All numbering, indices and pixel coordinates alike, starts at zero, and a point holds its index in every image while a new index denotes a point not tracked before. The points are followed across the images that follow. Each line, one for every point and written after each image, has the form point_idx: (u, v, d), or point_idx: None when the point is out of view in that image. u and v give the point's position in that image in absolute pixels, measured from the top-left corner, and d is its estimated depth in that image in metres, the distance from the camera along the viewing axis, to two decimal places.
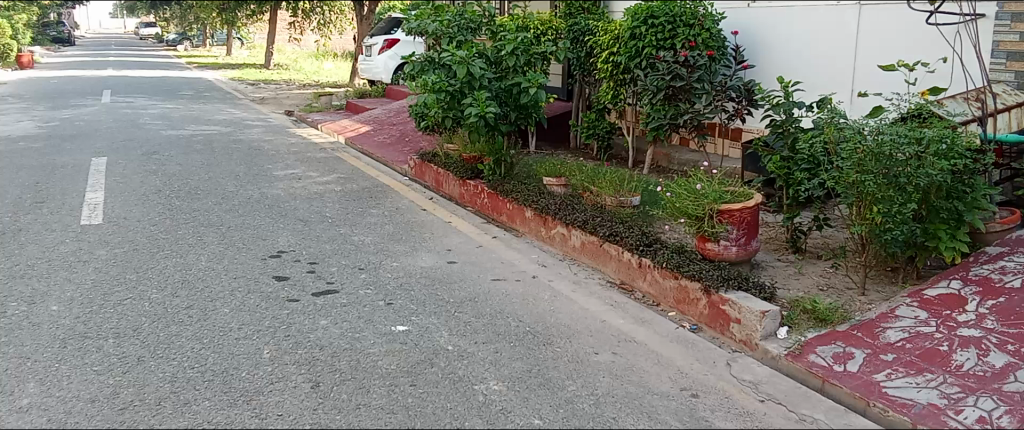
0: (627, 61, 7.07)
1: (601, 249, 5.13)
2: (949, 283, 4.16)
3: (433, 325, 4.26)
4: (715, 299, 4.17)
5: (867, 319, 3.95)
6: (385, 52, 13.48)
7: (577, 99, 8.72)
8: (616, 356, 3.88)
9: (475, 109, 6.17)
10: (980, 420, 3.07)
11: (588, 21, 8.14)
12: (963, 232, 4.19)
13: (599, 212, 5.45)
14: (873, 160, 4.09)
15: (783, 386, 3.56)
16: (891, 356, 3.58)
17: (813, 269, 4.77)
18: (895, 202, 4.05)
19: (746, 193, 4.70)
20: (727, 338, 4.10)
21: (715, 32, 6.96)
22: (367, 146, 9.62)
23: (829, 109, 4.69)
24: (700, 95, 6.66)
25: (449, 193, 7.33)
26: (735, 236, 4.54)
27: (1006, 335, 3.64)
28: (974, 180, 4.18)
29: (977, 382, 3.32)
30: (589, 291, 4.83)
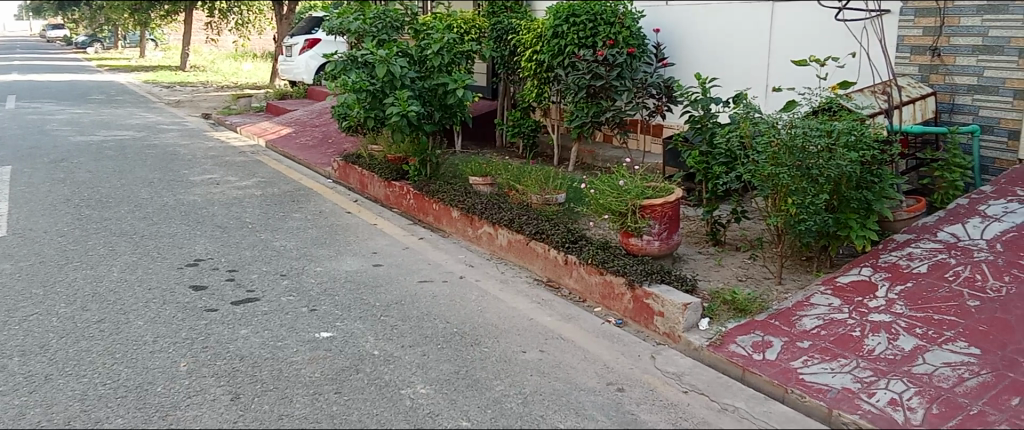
0: (550, 59, 7.10)
1: (527, 247, 5.14)
2: (860, 270, 4.31)
3: (358, 331, 4.19)
4: (639, 293, 4.23)
5: (784, 308, 4.06)
6: (306, 52, 13.19)
7: (502, 97, 8.72)
8: (543, 354, 3.89)
9: (396, 109, 6.09)
10: (891, 402, 3.16)
11: (511, 20, 8.12)
12: (873, 221, 4.36)
13: (524, 211, 5.46)
14: (787, 154, 4.21)
15: (705, 377, 3.64)
16: (807, 343, 3.69)
17: (732, 261, 4.89)
18: (807, 193, 4.20)
19: (667, 187, 4.76)
20: (652, 331, 4.17)
21: (636, 30, 7.01)
22: (288, 149, 9.41)
23: (745, 104, 4.79)
24: (620, 92, 6.78)
25: (374, 195, 7.24)
26: (658, 230, 4.61)
27: (914, 318, 3.77)
28: (882, 171, 4.34)
29: (887, 365, 3.43)
30: (516, 289, 4.84)
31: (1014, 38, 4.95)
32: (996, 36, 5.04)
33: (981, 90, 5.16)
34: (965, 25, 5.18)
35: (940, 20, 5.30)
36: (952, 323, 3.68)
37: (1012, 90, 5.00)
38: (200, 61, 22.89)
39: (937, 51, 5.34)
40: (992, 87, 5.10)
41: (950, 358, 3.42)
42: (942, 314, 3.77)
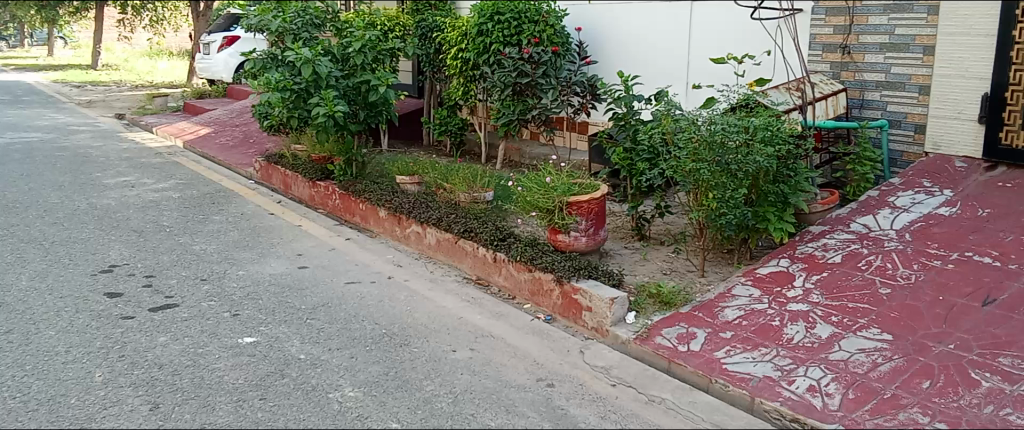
0: (475, 57, 7.10)
1: (456, 246, 5.12)
2: (778, 261, 4.45)
3: (283, 335, 4.10)
4: (568, 289, 4.26)
5: (707, 299, 4.16)
6: (225, 49, 12.89)
7: (428, 95, 8.66)
8: (473, 352, 3.88)
9: (323, 109, 5.99)
10: (810, 388, 3.27)
11: (435, 17, 8.10)
12: (789, 213, 4.50)
13: (452, 209, 5.44)
14: (707, 149, 4.32)
15: (633, 370, 3.69)
16: (729, 333, 3.79)
17: (656, 255, 4.98)
18: (727, 188, 4.30)
19: (593, 184, 4.83)
20: (580, 326, 4.21)
21: (559, 28, 7.06)
22: (208, 150, 9.13)
23: (666, 101, 4.90)
24: (546, 90, 6.78)
25: (298, 195, 7.10)
26: (585, 226, 4.65)
27: (830, 307, 3.91)
28: (797, 165, 4.49)
29: (806, 353, 3.55)
30: (446, 288, 4.82)
31: (918, 36, 5.20)
32: (902, 34, 5.28)
33: (888, 86, 5.39)
34: (873, 24, 5.42)
35: (849, 19, 5.54)
36: (865, 310, 3.83)
37: (917, 85, 5.24)
38: (113, 59, 22.00)
39: (847, 49, 5.56)
40: (898, 83, 5.34)
41: (864, 344, 3.55)
42: (856, 302, 3.91)
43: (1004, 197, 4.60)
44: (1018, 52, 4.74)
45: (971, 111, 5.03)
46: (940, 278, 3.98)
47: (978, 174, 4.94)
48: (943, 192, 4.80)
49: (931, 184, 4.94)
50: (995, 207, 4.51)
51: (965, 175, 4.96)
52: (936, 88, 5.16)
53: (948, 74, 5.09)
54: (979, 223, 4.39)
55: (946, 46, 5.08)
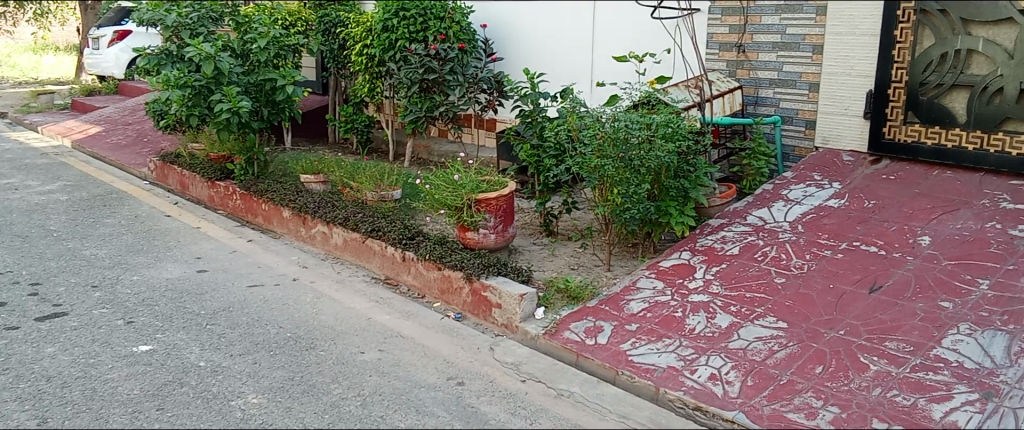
0: (381, 53, 7.00)
1: (363, 246, 5.04)
2: (680, 254, 4.58)
3: (182, 342, 3.95)
4: (477, 286, 4.27)
5: (613, 293, 4.25)
6: (116, 45, 12.30)
7: (333, 92, 8.50)
8: (382, 353, 3.83)
9: (226, 105, 5.79)
10: (711, 377, 3.39)
11: (339, 13, 7.94)
12: (690, 207, 4.64)
13: (359, 208, 5.36)
14: (611, 146, 4.40)
15: (542, 365, 3.74)
16: (634, 326, 3.88)
17: (564, 251, 5.05)
18: (631, 183, 4.41)
19: (501, 181, 4.84)
20: (490, 323, 4.23)
21: (466, 26, 7.07)
22: (98, 149, 8.69)
23: (571, 98, 4.96)
24: (453, 87, 6.73)
25: (196, 196, 6.85)
26: (493, 223, 4.67)
27: (729, 297, 4.05)
28: (696, 160, 4.64)
29: (707, 342, 3.67)
30: (353, 289, 4.74)
31: (808, 35, 5.45)
32: (793, 33, 5.52)
33: (780, 83, 5.64)
34: (766, 23, 5.65)
35: (744, 19, 5.74)
36: (762, 300, 3.98)
37: (808, 83, 5.50)
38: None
39: (742, 48, 5.78)
40: (790, 81, 5.59)
41: (761, 332, 3.69)
42: (753, 292, 4.07)
43: (888, 189, 4.86)
44: (899, 52, 5.04)
45: (857, 108, 5.31)
46: (831, 267, 4.17)
47: (864, 167, 5.22)
48: (832, 185, 5.05)
49: (821, 177, 5.19)
50: (880, 199, 4.76)
51: (853, 168, 5.22)
52: (825, 85, 5.42)
53: (835, 72, 5.36)
54: (865, 214, 4.63)
55: (833, 45, 5.34)
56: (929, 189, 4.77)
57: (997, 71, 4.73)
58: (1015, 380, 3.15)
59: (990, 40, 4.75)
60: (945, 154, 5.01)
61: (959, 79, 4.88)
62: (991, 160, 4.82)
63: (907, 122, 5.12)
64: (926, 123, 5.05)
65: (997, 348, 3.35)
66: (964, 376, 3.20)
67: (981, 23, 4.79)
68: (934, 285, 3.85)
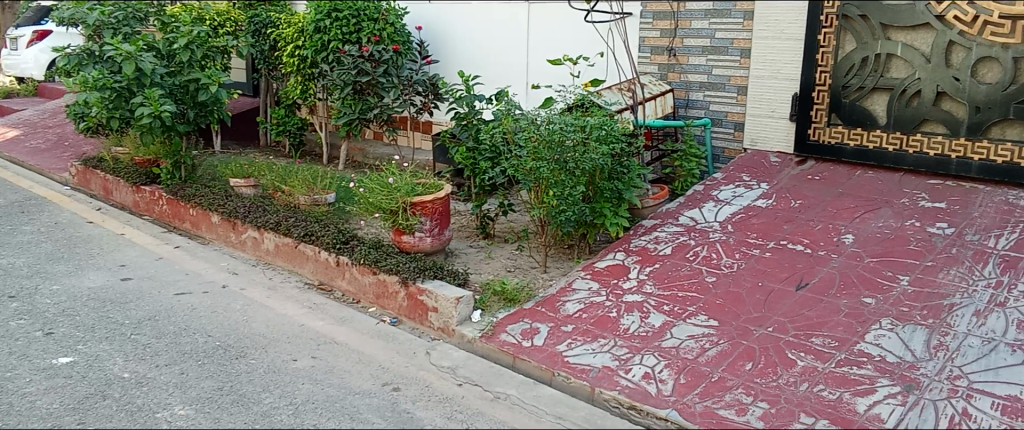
0: (314, 55, 6.87)
1: (296, 251, 4.95)
2: (614, 255, 4.63)
3: (104, 353, 3.80)
4: (413, 290, 4.23)
5: (549, 295, 4.27)
6: (36, 44, 11.79)
7: (264, 94, 8.33)
8: (315, 361, 3.76)
9: (147, 109, 5.60)
10: (645, 376, 3.43)
11: (270, 13, 7.77)
12: (624, 208, 4.69)
13: (292, 213, 5.26)
14: (546, 148, 4.43)
15: (478, 368, 3.72)
16: (570, 327, 3.90)
17: (500, 253, 5.05)
18: (565, 185, 4.44)
19: (436, 184, 4.80)
20: (426, 327, 4.20)
21: (400, 27, 7.03)
22: (16, 153, 8.31)
23: (506, 101, 4.97)
24: (387, 89, 6.65)
25: (120, 201, 6.61)
26: (429, 226, 4.63)
27: (662, 296, 4.12)
28: (630, 162, 4.69)
29: (641, 342, 3.71)
30: (286, 295, 4.65)
31: (736, 39, 5.58)
32: (721, 38, 5.65)
33: (710, 86, 5.77)
34: (695, 27, 5.76)
35: (674, 23, 5.85)
36: (694, 298, 4.05)
37: (736, 86, 5.64)
38: None
39: (673, 51, 5.89)
40: (719, 84, 5.72)
41: (693, 331, 3.76)
42: (685, 291, 4.14)
43: (813, 189, 5.01)
44: (823, 56, 5.20)
45: (782, 110, 5.47)
46: (759, 266, 4.28)
47: (790, 168, 5.36)
48: (760, 186, 5.18)
49: (749, 177, 5.31)
50: (805, 198, 4.91)
51: (780, 169, 5.37)
52: (752, 88, 5.57)
53: (763, 75, 5.50)
54: (792, 213, 4.76)
55: (760, 49, 5.48)
56: (852, 189, 4.93)
57: (915, 75, 4.89)
58: (934, 372, 3.23)
59: (909, 44, 4.91)
60: (866, 155, 5.18)
61: (878, 82, 5.05)
62: (909, 160, 5.00)
63: (831, 124, 5.29)
64: (849, 124, 5.22)
65: (918, 342, 3.45)
66: (887, 370, 3.29)
67: (899, 28, 4.95)
68: (858, 282, 3.97)
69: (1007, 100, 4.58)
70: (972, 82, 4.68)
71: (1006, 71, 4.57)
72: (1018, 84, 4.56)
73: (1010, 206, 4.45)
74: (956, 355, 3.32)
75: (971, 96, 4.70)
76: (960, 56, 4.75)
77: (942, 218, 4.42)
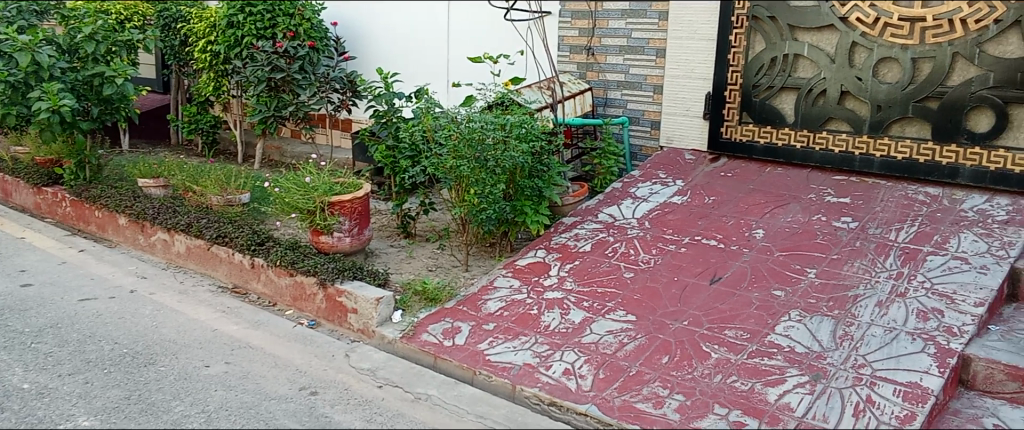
0: (226, 51, 6.68)
1: (209, 253, 4.80)
2: (535, 252, 4.65)
3: (2, 363, 3.61)
4: (332, 291, 4.15)
5: (470, 293, 4.26)
6: None
7: (174, 91, 8.04)
8: (229, 366, 3.66)
9: (45, 103, 5.29)
10: (565, 372, 3.47)
11: (180, 7, 7.50)
12: (545, 206, 4.72)
13: (204, 213, 5.09)
14: (467, 147, 4.43)
15: (399, 369, 3.68)
16: (491, 325, 3.91)
17: (422, 252, 5.01)
18: (486, 183, 4.43)
19: (356, 182, 4.72)
20: (345, 329, 4.13)
21: (317, 23, 6.88)
22: None
23: (426, 98, 4.93)
24: (303, 87, 6.51)
25: (20, 203, 6.28)
26: (348, 226, 4.56)
27: (582, 293, 4.16)
28: (550, 160, 4.72)
29: (561, 338, 3.75)
30: (198, 300, 4.50)
31: (652, 39, 5.72)
32: (638, 38, 5.78)
33: (627, 85, 5.90)
34: (613, 27, 5.88)
35: (593, 22, 5.96)
36: (612, 294, 4.11)
37: (652, 85, 5.78)
38: None
39: (591, 51, 6.01)
40: (636, 83, 5.85)
41: (612, 326, 3.81)
42: (604, 287, 4.20)
43: (726, 186, 5.15)
44: (734, 56, 5.35)
45: (697, 109, 5.61)
46: (674, 261, 4.37)
47: (704, 165, 5.49)
48: (676, 183, 5.29)
49: (666, 175, 5.43)
50: (718, 195, 5.04)
51: (694, 166, 5.50)
52: (668, 87, 5.70)
53: (677, 75, 5.64)
54: (706, 209, 4.89)
55: (675, 49, 5.61)
56: (763, 185, 5.09)
57: (821, 74, 5.08)
58: (840, 361, 3.36)
59: (815, 45, 5.08)
60: (776, 152, 5.35)
61: (787, 81, 5.22)
62: (816, 157, 5.19)
63: (742, 122, 5.45)
64: (758, 123, 5.38)
65: (824, 332, 3.58)
66: (796, 360, 3.41)
67: (805, 29, 5.11)
68: (768, 275, 4.10)
69: (907, 99, 4.78)
70: (874, 81, 4.88)
71: (906, 71, 4.76)
72: (917, 83, 4.75)
73: (909, 200, 4.66)
74: (860, 344, 3.46)
75: (873, 95, 4.90)
76: (863, 57, 4.94)
77: (846, 213, 4.61)
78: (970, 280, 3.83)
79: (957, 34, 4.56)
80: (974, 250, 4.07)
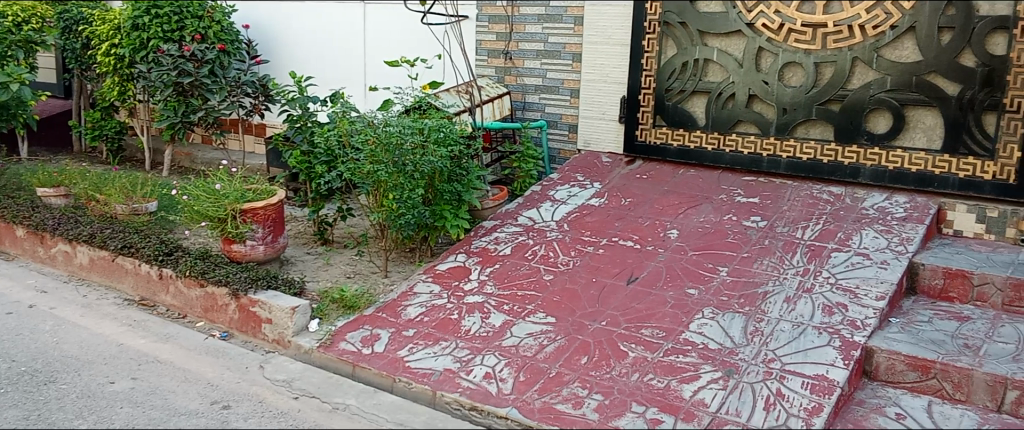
0: (131, 53, 6.41)
1: (114, 264, 4.60)
2: (455, 257, 4.63)
3: None
4: (244, 302, 4.04)
5: (390, 299, 4.20)
6: None
7: (77, 96, 7.69)
8: (135, 382, 3.51)
9: None
10: (486, 376, 3.46)
11: (81, 9, 7.18)
12: (464, 210, 4.70)
13: (109, 223, 4.87)
14: (384, 151, 4.37)
15: (316, 379, 3.60)
16: (411, 331, 3.87)
17: (339, 259, 4.93)
18: (404, 188, 4.38)
19: (269, 189, 4.59)
20: (260, 339, 4.02)
21: (228, 25, 6.66)
22: None
23: (341, 103, 4.85)
24: (213, 90, 6.34)
25: None
26: (261, 234, 4.44)
27: (502, 296, 4.16)
28: (469, 164, 4.70)
29: (482, 342, 3.74)
30: (103, 313, 4.30)
31: (568, 44, 5.79)
32: (554, 42, 5.84)
33: (545, 90, 5.96)
34: (529, 31, 5.92)
35: (510, 27, 5.99)
36: (532, 297, 4.13)
37: (569, 89, 5.85)
38: None
39: (509, 55, 6.04)
40: (553, 87, 5.92)
41: (532, 328, 3.83)
42: (524, 290, 4.21)
43: (642, 187, 5.25)
44: (647, 60, 5.46)
45: (612, 113, 5.70)
46: (592, 262, 4.42)
47: (621, 168, 5.58)
48: (593, 185, 5.36)
49: (583, 177, 5.49)
50: (634, 197, 5.13)
51: (611, 169, 5.57)
52: (584, 91, 5.78)
53: (593, 79, 5.72)
54: (622, 211, 4.96)
55: (590, 53, 5.69)
56: (677, 187, 5.20)
57: (730, 79, 5.23)
58: (751, 356, 3.46)
59: (724, 50, 5.23)
60: (689, 154, 5.47)
61: (698, 85, 5.35)
62: (727, 158, 5.33)
63: (656, 125, 5.56)
64: (671, 126, 5.50)
65: (736, 329, 3.68)
66: (709, 356, 3.49)
67: (714, 34, 5.25)
68: (682, 274, 4.20)
69: (810, 102, 4.97)
70: (779, 85, 5.05)
71: (809, 75, 4.95)
72: (819, 86, 4.94)
73: (814, 199, 4.84)
74: (770, 339, 3.57)
75: (779, 98, 5.07)
76: (768, 61, 5.11)
77: (756, 212, 4.75)
78: (871, 274, 4.00)
79: (856, 39, 4.75)
80: (875, 246, 4.25)
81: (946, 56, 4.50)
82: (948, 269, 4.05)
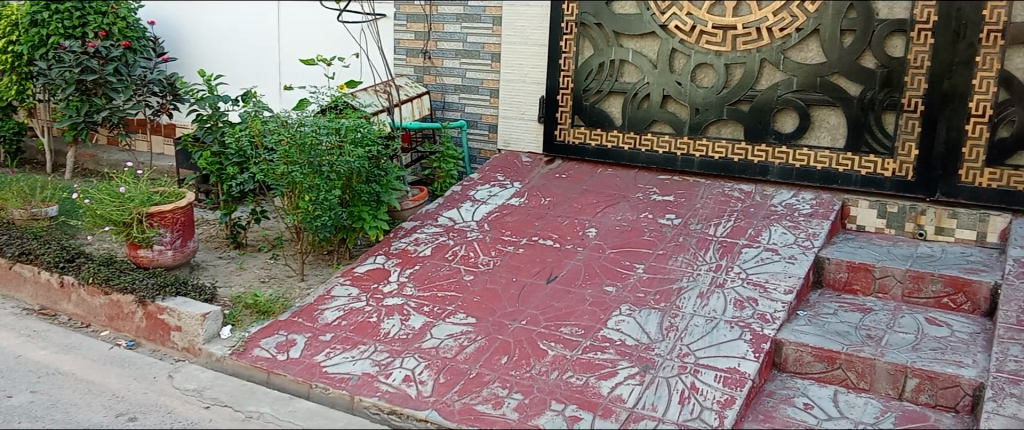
0: (30, 51, 6.13)
1: (11, 272, 4.38)
2: (375, 259, 4.56)
3: None
4: (152, 309, 3.89)
5: (306, 303, 4.11)
6: None
7: None
8: (34, 395, 3.34)
9: None
10: (405, 379, 3.42)
11: None
12: (383, 211, 4.63)
13: (5, 229, 4.63)
14: (299, 152, 4.28)
15: (229, 387, 3.50)
16: (328, 335, 3.80)
17: (253, 263, 4.80)
18: (320, 189, 4.30)
19: (177, 192, 4.44)
20: (168, 348, 3.88)
21: (133, 22, 6.44)
22: None
23: (253, 102, 4.73)
24: (117, 90, 6.06)
25: None
26: (170, 238, 4.28)
27: (421, 297, 4.13)
28: (388, 165, 4.64)
29: (401, 345, 3.70)
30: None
31: (487, 44, 5.78)
32: (473, 42, 5.83)
33: (465, 89, 5.94)
34: (448, 31, 5.90)
35: (428, 26, 5.95)
36: (452, 297, 4.11)
37: (488, 89, 5.85)
38: None
39: (428, 54, 6.00)
40: (473, 87, 5.90)
41: (452, 329, 3.81)
42: (444, 291, 4.18)
43: (561, 187, 5.29)
44: (565, 61, 5.50)
45: (531, 112, 5.73)
46: (512, 262, 4.43)
47: (540, 167, 5.61)
48: (513, 185, 5.37)
49: (504, 178, 5.49)
50: (554, 196, 5.16)
51: (530, 169, 5.60)
52: (504, 91, 5.79)
53: (513, 79, 5.74)
54: (542, 210, 4.99)
55: (509, 53, 5.71)
56: (595, 186, 5.26)
57: (645, 79, 5.31)
58: (666, 352, 3.53)
59: (639, 51, 5.31)
60: (606, 153, 5.53)
61: (614, 86, 5.42)
62: (643, 157, 5.42)
63: (574, 125, 5.60)
64: (589, 126, 5.55)
65: (651, 324, 3.75)
66: (626, 353, 3.54)
67: (630, 36, 5.33)
68: (600, 272, 4.24)
69: (721, 102, 5.10)
70: (692, 85, 5.16)
71: (720, 76, 5.08)
72: (730, 87, 5.08)
73: (726, 197, 4.97)
74: (684, 334, 3.64)
75: (692, 99, 5.19)
76: (682, 62, 5.22)
77: (671, 210, 4.85)
78: (780, 269, 4.13)
79: (764, 42, 4.91)
80: (783, 242, 4.40)
81: (849, 58, 4.69)
82: (852, 263, 4.22)
